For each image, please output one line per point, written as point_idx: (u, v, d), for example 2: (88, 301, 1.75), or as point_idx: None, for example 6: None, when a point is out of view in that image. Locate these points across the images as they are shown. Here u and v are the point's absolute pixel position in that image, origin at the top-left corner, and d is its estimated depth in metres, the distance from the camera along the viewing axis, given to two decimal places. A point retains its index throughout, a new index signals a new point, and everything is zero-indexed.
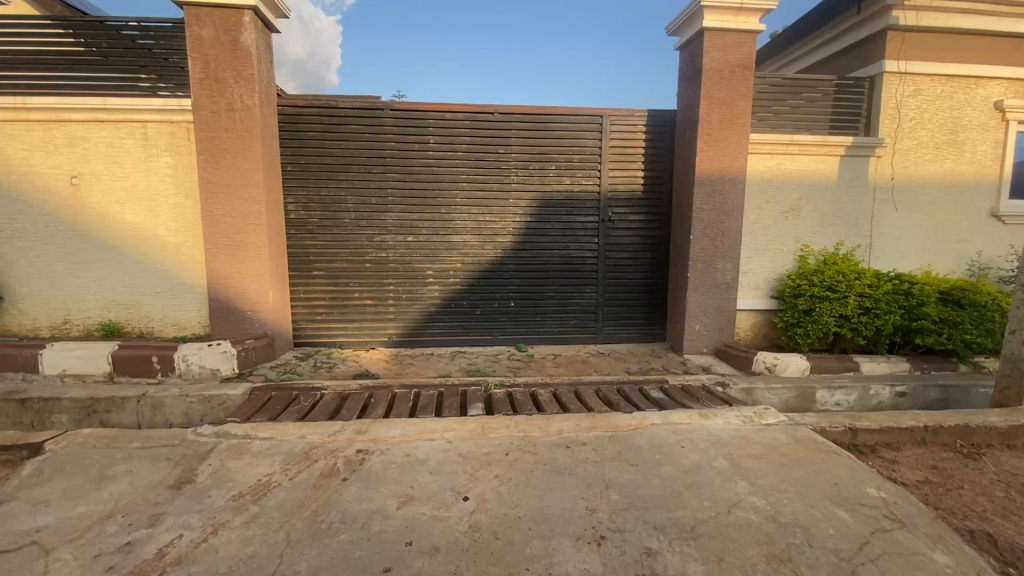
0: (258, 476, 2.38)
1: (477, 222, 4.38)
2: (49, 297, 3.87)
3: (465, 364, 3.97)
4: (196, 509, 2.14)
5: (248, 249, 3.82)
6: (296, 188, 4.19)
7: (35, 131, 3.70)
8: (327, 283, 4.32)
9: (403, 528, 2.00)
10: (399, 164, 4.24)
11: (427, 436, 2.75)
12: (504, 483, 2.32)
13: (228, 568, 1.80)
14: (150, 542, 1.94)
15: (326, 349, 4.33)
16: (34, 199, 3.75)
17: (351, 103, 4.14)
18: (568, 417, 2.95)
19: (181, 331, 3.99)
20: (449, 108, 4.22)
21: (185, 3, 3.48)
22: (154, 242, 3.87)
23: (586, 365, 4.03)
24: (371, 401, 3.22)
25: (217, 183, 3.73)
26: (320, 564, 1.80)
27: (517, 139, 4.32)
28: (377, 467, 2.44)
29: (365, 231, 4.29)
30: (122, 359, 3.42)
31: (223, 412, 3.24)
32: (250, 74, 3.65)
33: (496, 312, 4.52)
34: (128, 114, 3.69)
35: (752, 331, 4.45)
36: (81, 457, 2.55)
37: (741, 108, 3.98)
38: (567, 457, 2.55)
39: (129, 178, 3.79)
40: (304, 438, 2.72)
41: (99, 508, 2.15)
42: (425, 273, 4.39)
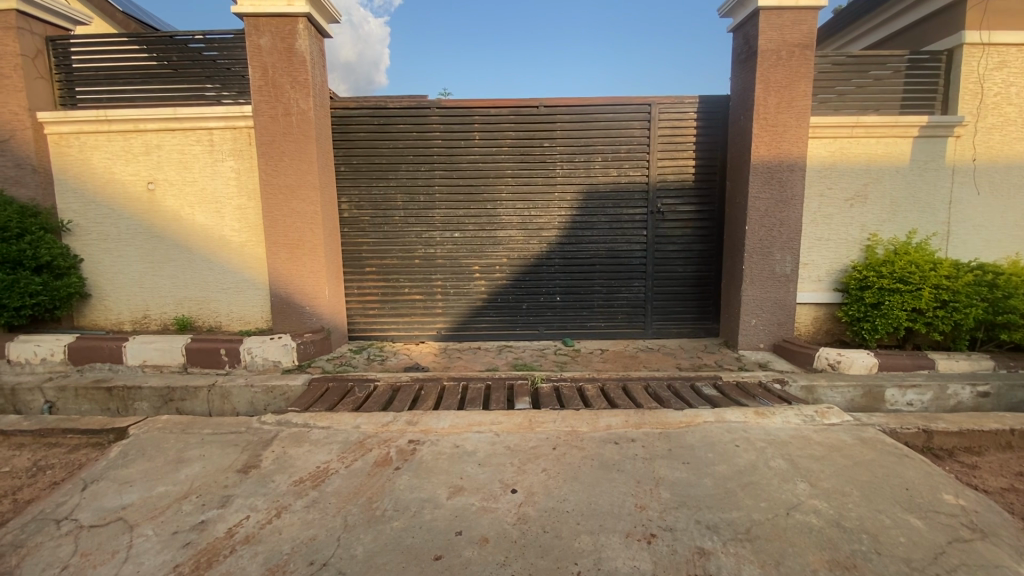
0: (317, 463, 2.50)
1: (523, 217, 4.38)
2: (130, 294, 4.21)
3: (511, 358, 3.99)
4: (260, 492, 2.28)
5: (305, 247, 4.00)
6: (349, 188, 4.34)
7: (116, 141, 4.01)
8: (379, 279, 4.46)
9: (453, 517, 2.04)
10: (445, 161, 4.31)
11: (475, 428, 2.79)
12: (552, 477, 2.32)
13: (290, 549, 1.90)
14: (221, 522, 2.08)
15: (379, 343, 4.48)
16: (116, 204, 4.08)
17: (399, 103, 4.24)
18: (616, 413, 2.91)
19: (246, 325, 4.23)
20: (494, 103, 4.24)
21: (245, 14, 3.67)
22: (220, 242, 4.12)
23: (635, 361, 3.95)
24: (421, 393, 3.31)
25: (276, 185, 3.92)
26: (374, 549, 1.87)
27: (562, 132, 4.28)
28: (428, 457, 2.51)
29: (414, 228, 4.39)
30: (195, 351, 3.67)
31: (284, 402, 3.41)
32: (305, 79, 3.81)
33: (542, 306, 4.51)
34: (196, 122, 3.94)
35: (813, 325, 4.22)
36: (160, 441, 2.76)
37: (801, 90, 3.76)
38: (616, 454, 2.52)
39: (198, 182, 4.05)
40: (358, 427, 2.83)
41: (175, 488, 2.33)
42: (472, 268, 4.44)
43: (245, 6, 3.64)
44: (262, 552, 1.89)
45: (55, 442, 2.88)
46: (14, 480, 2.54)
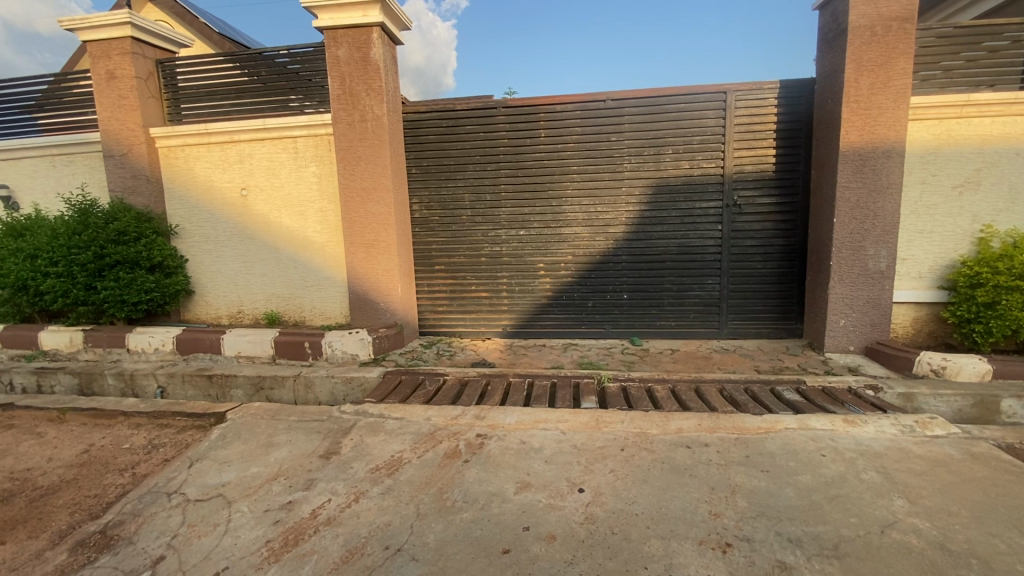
0: (391, 452, 2.62)
1: (589, 214, 4.33)
2: (227, 291, 4.61)
3: (577, 356, 3.96)
4: (340, 477, 2.42)
5: (379, 247, 4.19)
6: (420, 189, 4.49)
7: (215, 151, 4.41)
8: (447, 276, 4.58)
9: (520, 512, 2.06)
10: (511, 160, 4.34)
11: (541, 425, 2.80)
12: (620, 478, 2.28)
13: (367, 533, 2.00)
14: (306, 503, 2.24)
15: (447, 338, 4.61)
16: (215, 209, 4.49)
17: (467, 105, 4.33)
18: (688, 416, 2.80)
19: (327, 320, 4.50)
20: (560, 100, 4.22)
21: (325, 27, 3.90)
22: (304, 242, 4.41)
23: (708, 362, 3.79)
24: (488, 389, 3.36)
25: (354, 187, 4.13)
26: (445, 539, 1.93)
27: (630, 125, 4.18)
28: (496, 451, 2.55)
29: (481, 226, 4.46)
30: (282, 343, 3.96)
31: (360, 393, 3.60)
32: (379, 86, 3.98)
33: (609, 304, 4.43)
34: (282, 131, 4.24)
35: (912, 327, 3.84)
36: (253, 426, 3.01)
37: (899, 68, 3.42)
38: (688, 458, 2.43)
39: (285, 187, 4.36)
40: (429, 419, 2.93)
41: (266, 470, 2.53)
42: (537, 266, 4.45)
43: (325, 20, 3.87)
44: (342, 534, 2.01)
45: (166, 423, 3.22)
46: (134, 456, 2.86)
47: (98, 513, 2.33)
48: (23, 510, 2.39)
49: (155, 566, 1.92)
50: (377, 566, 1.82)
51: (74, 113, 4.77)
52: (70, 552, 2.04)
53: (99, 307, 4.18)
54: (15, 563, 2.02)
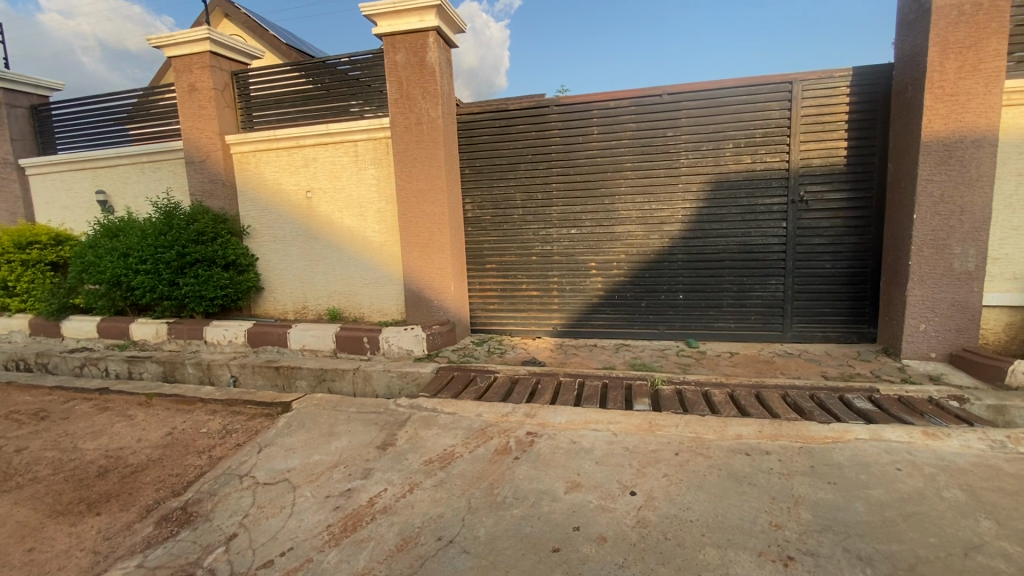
0: (444, 446, 2.68)
1: (643, 211, 4.24)
2: (293, 287, 4.88)
3: (629, 357, 3.89)
4: (396, 468, 2.51)
5: (434, 246, 4.29)
6: (473, 189, 4.56)
7: (282, 156, 4.67)
8: (498, 275, 4.63)
9: (571, 512, 2.05)
10: (562, 158, 4.32)
11: (592, 426, 2.77)
12: (674, 483, 2.22)
13: (420, 523, 2.07)
14: (364, 491, 2.34)
15: (498, 336, 4.65)
16: (282, 211, 4.76)
17: (519, 105, 4.35)
18: (747, 421, 2.69)
19: (384, 316, 4.67)
20: (613, 96, 4.16)
21: (384, 34, 4.06)
22: (363, 241, 4.59)
23: (769, 366, 3.61)
24: (539, 387, 3.37)
25: (410, 189, 4.26)
26: (495, 533, 1.96)
27: (687, 120, 4.05)
28: (546, 450, 2.56)
29: (532, 225, 4.47)
30: (343, 338, 4.16)
31: (415, 387, 3.70)
32: (434, 89, 4.08)
33: (664, 305, 4.32)
34: (343, 136, 4.43)
35: (1005, 333, 3.49)
36: (316, 416, 3.17)
37: (991, 50, 3.11)
38: (747, 465, 2.33)
39: (346, 189, 4.56)
40: (480, 416, 2.97)
41: (328, 458, 2.66)
42: (589, 265, 4.41)
43: (384, 27, 4.03)
44: (397, 523, 2.08)
45: (238, 410, 3.45)
46: (210, 439, 3.09)
47: (179, 491, 2.54)
48: (117, 484, 2.65)
49: (229, 542, 2.07)
50: (430, 556, 1.87)
51: (161, 124, 5.21)
52: (157, 525, 2.24)
53: (181, 302, 4.54)
54: (110, 532, 2.25)
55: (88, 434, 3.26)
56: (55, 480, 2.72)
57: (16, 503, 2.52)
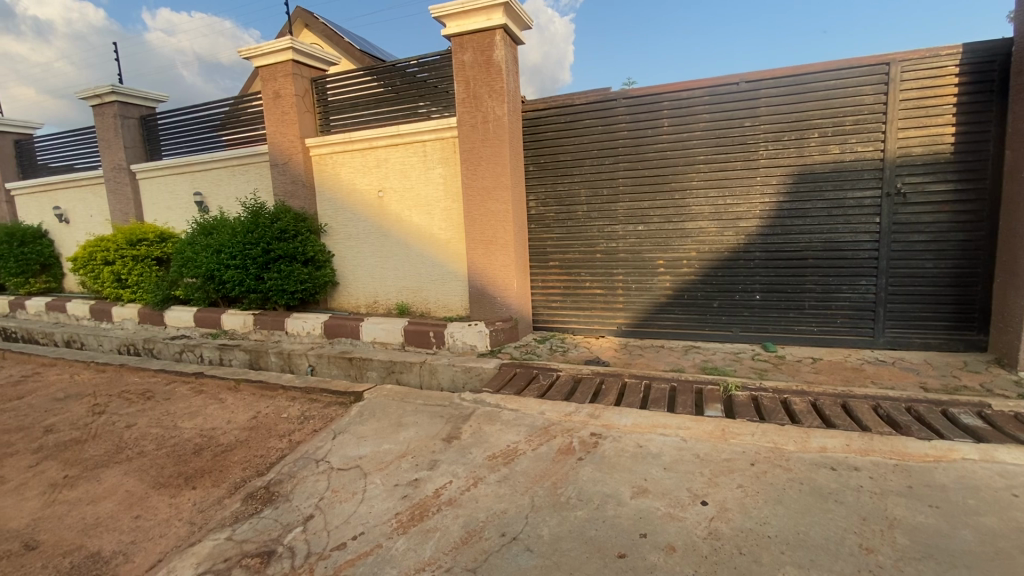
0: (507, 442, 2.69)
1: (717, 206, 4.03)
2: (365, 283, 5.10)
3: (700, 360, 3.72)
4: (460, 461, 2.55)
5: (498, 243, 4.32)
6: (537, 186, 4.54)
7: (356, 157, 4.89)
8: (561, 272, 4.58)
9: (637, 518, 1.99)
10: (630, 152, 4.20)
11: (659, 430, 2.67)
12: (749, 495, 2.09)
13: (485, 518, 2.09)
14: (430, 482, 2.40)
15: (561, 334, 4.61)
16: (356, 209, 4.99)
17: (586, 99, 4.27)
18: (833, 433, 2.47)
19: (449, 312, 4.76)
20: (686, 86, 3.98)
21: (452, 34, 4.15)
22: (430, 238, 4.71)
23: (858, 374, 3.32)
24: (603, 387, 3.30)
25: (475, 186, 4.31)
26: (559, 534, 1.94)
27: (767, 109, 3.81)
28: (611, 452, 2.50)
29: (597, 222, 4.39)
30: (411, 332, 4.29)
31: (478, 382, 3.75)
32: (501, 87, 4.10)
33: (738, 305, 4.09)
34: (413, 137, 4.57)
35: None
36: (385, 406, 3.29)
37: None
38: (832, 481, 2.16)
39: (414, 188, 4.69)
40: (543, 414, 2.95)
41: (396, 447, 2.75)
42: (656, 262, 4.26)
43: (453, 27, 4.11)
44: (461, 516, 2.12)
45: (315, 398, 3.66)
46: (290, 424, 3.30)
47: (263, 471, 2.73)
48: (210, 462, 2.89)
49: (306, 523, 2.19)
50: (493, 551, 1.89)
51: (249, 130, 5.62)
52: (244, 501, 2.42)
53: (265, 295, 4.89)
54: (204, 505, 2.46)
55: (186, 413, 3.59)
56: (159, 454, 3.01)
57: (127, 474, 2.82)
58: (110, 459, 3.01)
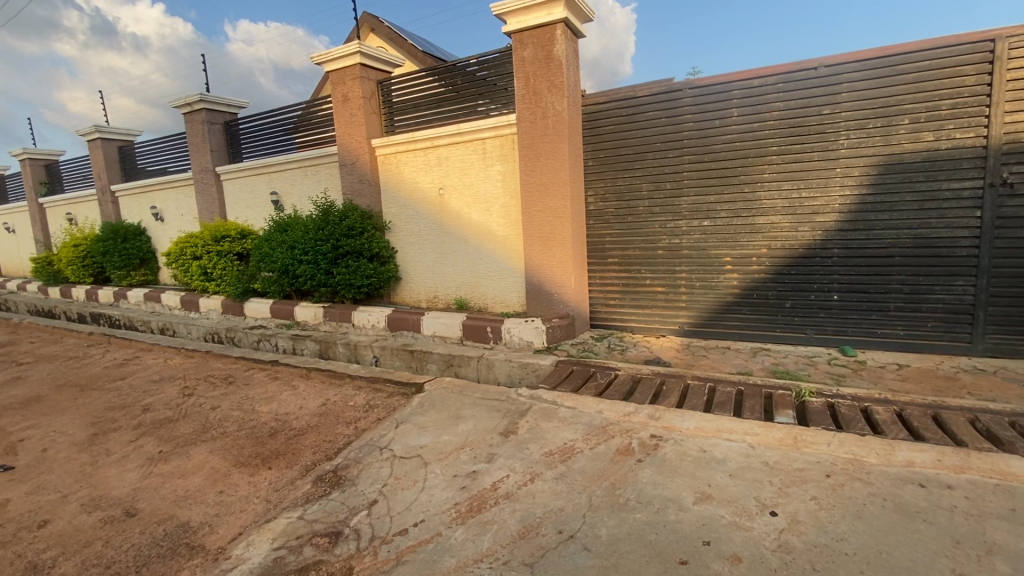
0: (564, 440, 2.68)
1: (791, 200, 3.80)
2: (426, 278, 5.24)
3: (769, 363, 3.53)
4: (517, 456, 2.57)
5: (556, 239, 4.29)
6: (596, 181, 4.47)
7: (419, 156, 5.03)
8: (621, 269, 4.48)
9: (700, 525, 1.92)
10: (695, 144, 4.04)
11: (725, 435, 2.56)
12: (825, 508, 1.96)
13: (542, 514, 2.09)
14: (488, 475, 2.43)
15: (619, 333, 4.51)
16: (418, 207, 5.13)
17: (649, 90, 4.16)
18: (922, 447, 2.27)
19: (506, 307, 4.79)
20: (758, 73, 3.78)
21: (513, 31, 4.16)
22: (489, 235, 4.76)
23: (952, 384, 3.03)
24: (664, 388, 3.20)
25: (534, 183, 4.31)
26: (618, 535, 1.91)
27: (848, 94, 3.54)
28: (672, 455, 2.43)
29: (659, 217, 4.26)
30: (469, 326, 4.36)
31: (534, 378, 3.75)
32: (561, 82, 4.06)
33: (813, 306, 3.84)
34: (473, 134, 4.63)
35: None
36: (445, 398, 3.38)
37: None
38: (920, 499, 1.98)
39: (474, 185, 4.75)
40: (602, 413, 2.91)
41: (455, 439, 2.82)
42: (723, 259, 4.08)
43: (513, 24, 4.13)
44: (519, 510, 2.13)
45: (379, 387, 3.81)
46: (356, 412, 3.46)
47: (331, 456, 2.88)
48: (284, 444, 3.09)
49: (371, 507, 2.29)
50: (551, 548, 1.89)
51: (320, 132, 5.92)
52: (315, 483, 2.57)
53: (334, 289, 5.14)
54: (279, 485, 2.63)
55: (263, 398, 3.85)
56: (239, 435, 3.26)
57: (212, 451, 3.07)
58: (197, 437, 3.29)
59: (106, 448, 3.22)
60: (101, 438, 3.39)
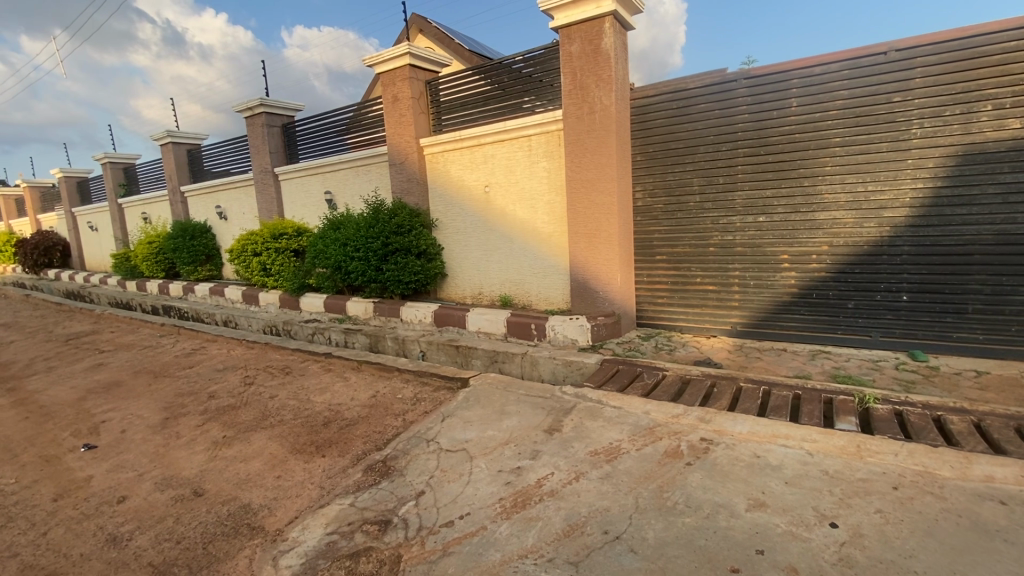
0: (610, 440, 2.65)
1: (855, 195, 3.58)
2: (472, 275, 5.30)
3: (829, 366, 3.35)
4: (562, 454, 2.56)
5: (602, 236, 4.23)
6: (645, 176, 4.38)
7: (465, 154, 5.09)
8: (669, 266, 4.37)
9: (753, 533, 1.86)
10: (751, 137, 3.88)
11: (780, 440, 2.45)
12: (891, 522, 1.85)
13: (587, 513, 2.08)
14: (532, 472, 2.44)
15: (667, 332, 4.39)
16: (464, 204, 5.20)
17: (700, 82, 4.03)
18: (1004, 461, 2.09)
19: (550, 305, 4.78)
20: (820, 60, 3.59)
21: (560, 26, 4.13)
22: (533, 232, 4.76)
23: None
24: (714, 391, 3.09)
25: (580, 179, 4.26)
26: (665, 539, 1.87)
27: (923, 80, 3.30)
28: (723, 459, 2.35)
29: (711, 213, 4.12)
30: (513, 323, 4.39)
31: (579, 377, 3.73)
32: (609, 76, 4.00)
33: (879, 307, 3.61)
34: (519, 132, 4.63)
35: None
36: (490, 394, 3.41)
37: None
38: (1001, 518, 1.83)
39: (519, 182, 4.76)
40: (649, 413, 2.85)
41: (500, 434, 2.84)
42: (779, 257, 3.90)
43: (561, 19, 4.10)
44: (564, 508, 2.13)
45: (426, 381, 3.90)
46: (404, 405, 3.55)
47: (380, 446, 2.97)
48: (336, 433, 3.21)
49: (418, 498, 2.35)
50: (596, 548, 1.87)
51: (371, 133, 6.10)
52: (365, 472, 2.66)
53: (383, 285, 5.30)
54: (331, 472, 2.74)
55: (317, 389, 4.02)
56: (295, 424, 3.42)
57: (271, 438, 3.24)
58: (257, 424, 3.48)
59: (177, 432, 3.46)
60: (172, 422, 3.64)
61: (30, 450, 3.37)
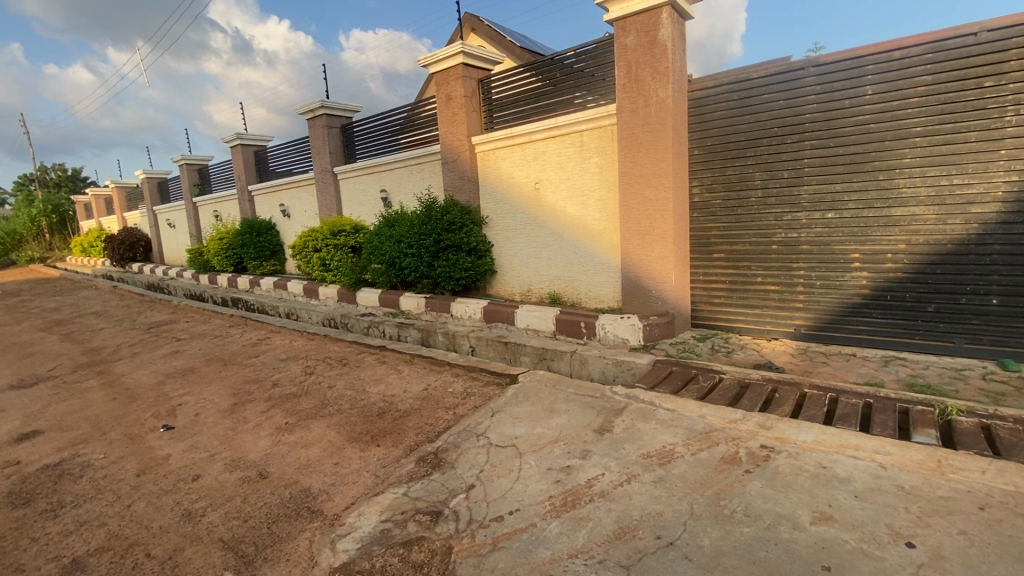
0: (663, 443, 2.58)
1: (938, 189, 3.31)
2: (521, 272, 5.31)
3: (904, 374, 3.12)
4: (613, 455, 2.52)
5: (656, 233, 4.12)
6: (702, 170, 4.22)
7: (516, 152, 5.09)
8: (728, 265, 4.20)
9: (818, 547, 1.76)
10: (820, 128, 3.66)
11: (849, 451, 2.31)
12: (976, 546, 1.70)
13: (639, 516, 2.04)
14: (582, 472, 2.42)
15: (724, 333, 4.23)
16: (515, 201, 5.21)
17: (765, 71, 3.85)
18: None
19: (600, 303, 4.71)
20: (900, 44, 3.33)
21: (616, 19, 4.05)
22: (584, 229, 4.71)
23: None
24: (775, 396, 2.95)
25: (633, 174, 4.17)
26: (722, 548, 1.81)
27: (1020, 62, 3.00)
28: (786, 469, 2.24)
29: (774, 209, 3.92)
30: (563, 321, 4.36)
31: (630, 377, 3.66)
32: (665, 68, 3.88)
33: (963, 311, 3.33)
34: (571, 128, 4.59)
35: None
36: (539, 391, 3.41)
37: None
38: None
39: (570, 179, 4.72)
40: (704, 418, 2.76)
41: (549, 432, 2.83)
42: (850, 256, 3.66)
43: (616, 11, 4.02)
44: (615, 510, 2.10)
45: (476, 376, 3.96)
46: (454, 398, 3.62)
47: (432, 438, 3.04)
48: (390, 424, 3.32)
49: (468, 491, 2.39)
50: (648, 552, 1.84)
51: (425, 132, 6.23)
52: (417, 463, 2.73)
53: (435, 280, 5.42)
54: (385, 462, 2.84)
55: (372, 380, 4.17)
56: (352, 413, 3.56)
57: (329, 426, 3.39)
58: (317, 412, 3.65)
59: (244, 416, 3.68)
60: (240, 407, 3.88)
61: (117, 429, 3.69)
